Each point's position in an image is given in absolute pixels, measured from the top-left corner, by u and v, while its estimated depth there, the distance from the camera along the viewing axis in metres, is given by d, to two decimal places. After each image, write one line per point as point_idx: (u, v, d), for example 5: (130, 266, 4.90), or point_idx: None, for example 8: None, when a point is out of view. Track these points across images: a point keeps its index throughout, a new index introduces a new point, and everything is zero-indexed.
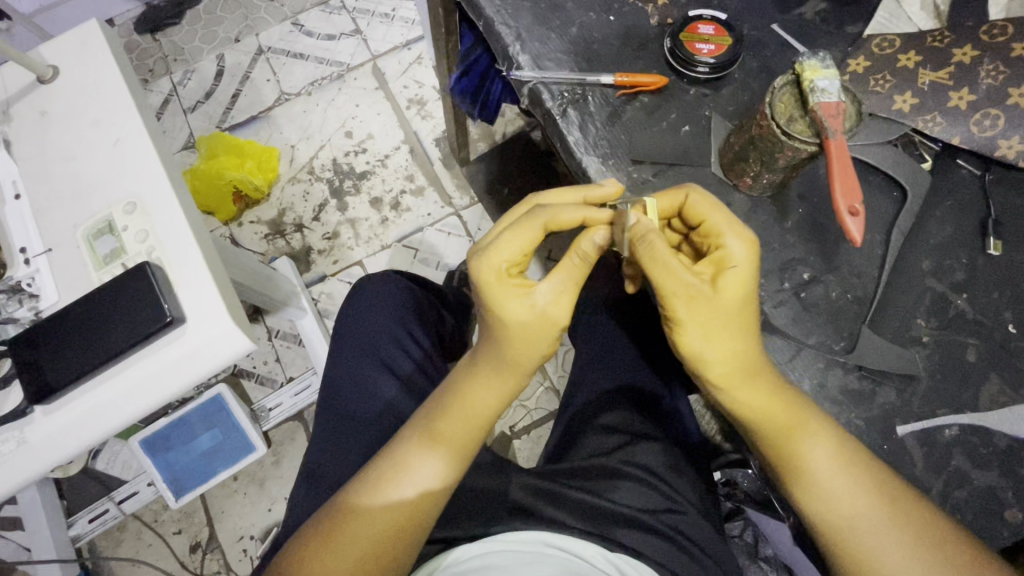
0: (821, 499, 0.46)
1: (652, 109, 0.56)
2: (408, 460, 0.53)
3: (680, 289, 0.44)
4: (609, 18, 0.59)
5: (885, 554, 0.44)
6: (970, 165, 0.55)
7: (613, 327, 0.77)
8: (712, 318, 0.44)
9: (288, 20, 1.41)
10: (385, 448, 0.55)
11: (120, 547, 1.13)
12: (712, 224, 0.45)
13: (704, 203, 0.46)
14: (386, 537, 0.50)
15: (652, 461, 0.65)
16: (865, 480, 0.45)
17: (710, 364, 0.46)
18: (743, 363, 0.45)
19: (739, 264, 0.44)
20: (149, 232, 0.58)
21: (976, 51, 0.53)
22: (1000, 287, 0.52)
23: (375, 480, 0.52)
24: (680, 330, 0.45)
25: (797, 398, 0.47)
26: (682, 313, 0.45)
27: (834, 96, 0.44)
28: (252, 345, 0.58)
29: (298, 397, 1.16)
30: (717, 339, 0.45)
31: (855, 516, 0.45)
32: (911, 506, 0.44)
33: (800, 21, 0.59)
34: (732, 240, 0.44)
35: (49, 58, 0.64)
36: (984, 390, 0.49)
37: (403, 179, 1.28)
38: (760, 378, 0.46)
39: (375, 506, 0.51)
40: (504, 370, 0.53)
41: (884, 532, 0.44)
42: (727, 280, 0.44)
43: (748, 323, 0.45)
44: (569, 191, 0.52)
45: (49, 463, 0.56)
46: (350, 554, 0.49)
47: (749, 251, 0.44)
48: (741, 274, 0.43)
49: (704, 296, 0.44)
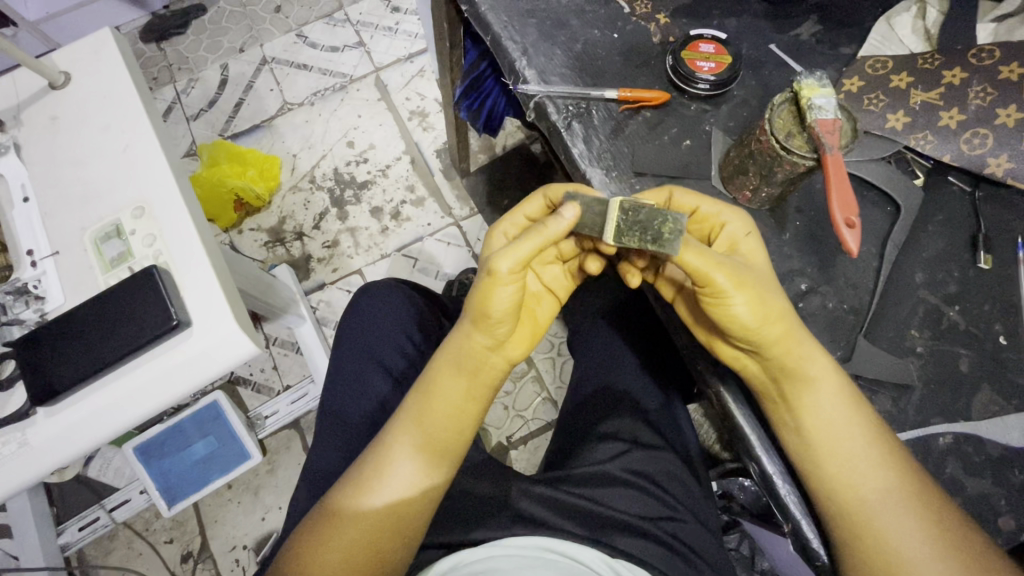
0: (835, 483, 0.47)
1: (654, 124, 0.58)
2: (394, 452, 0.53)
3: (716, 261, 0.45)
4: (613, 36, 0.61)
5: (900, 538, 0.45)
6: (960, 181, 0.57)
7: (612, 336, 0.79)
8: (752, 287, 0.45)
9: (292, 31, 1.43)
10: (378, 435, 0.55)
11: (110, 556, 1.11)
12: (705, 211, 0.50)
13: (692, 196, 0.50)
14: (383, 532, 0.51)
15: (655, 469, 0.66)
16: (879, 462, 0.46)
17: (760, 332, 0.45)
18: (778, 320, 0.46)
19: (747, 232, 0.49)
20: (156, 236, 0.59)
21: (964, 73, 0.56)
22: (990, 300, 0.53)
23: (372, 470, 0.52)
24: (725, 301, 0.45)
25: (818, 361, 0.48)
26: (725, 281, 0.45)
27: (831, 114, 0.46)
28: (256, 349, 0.58)
29: (294, 405, 1.15)
30: (761, 304, 0.45)
31: (878, 497, 0.46)
32: (923, 491, 0.46)
33: (797, 43, 0.61)
34: (732, 216, 0.50)
35: (61, 63, 0.65)
36: (976, 400, 0.50)
37: (404, 189, 1.29)
38: (792, 331, 0.47)
39: (374, 505, 0.51)
40: (474, 363, 0.54)
41: (900, 513, 0.46)
42: (744, 248, 0.49)
43: (774, 290, 0.47)
44: (536, 201, 0.57)
45: (52, 465, 0.56)
46: (361, 537, 0.50)
47: (746, 221, 0.50)
48: (755, 240, 0.49)
49: (736, 267, 0.46)
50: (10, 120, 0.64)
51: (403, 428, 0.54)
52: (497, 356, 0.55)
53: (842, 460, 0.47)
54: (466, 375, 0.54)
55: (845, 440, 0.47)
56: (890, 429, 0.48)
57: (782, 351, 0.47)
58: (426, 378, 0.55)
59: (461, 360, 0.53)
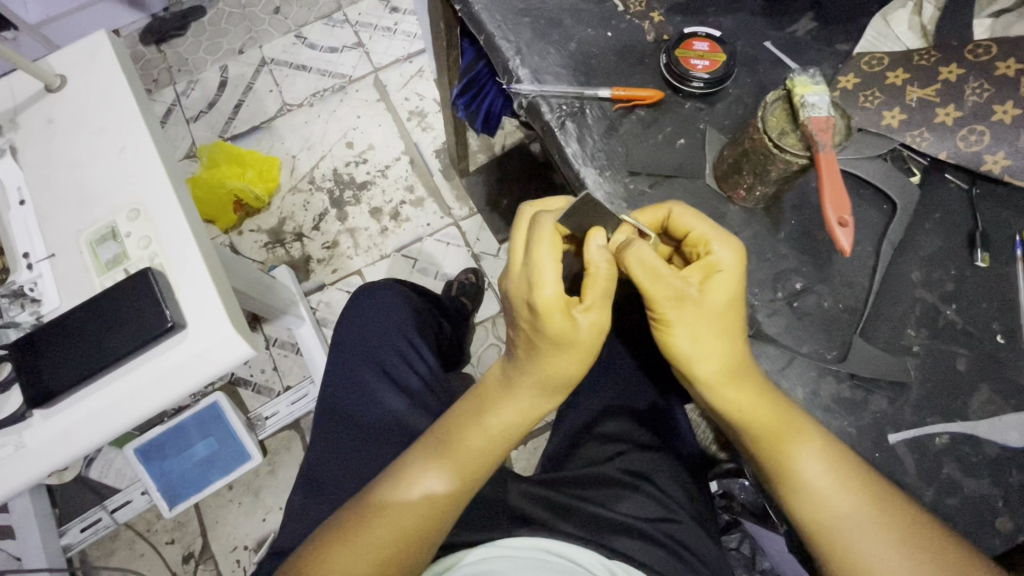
0: (799, 500, 0.47)
1: (648, 123, 0.57)
2: (435, 467, 0.52)
3: (668, 292, 0.45)
4: (607, 34, 0.60)
5: (868, 553, 0.45)
6: (958, 179, 0.56)
7: (609, 336, 0.79)
8: (701, 320, 0.46)
9: (291, 33, 1.43)
10: (414, 448, 0.55)
11: (112, 556, 1.12)
12: (698, 234, 0.47)
13: (688, 216, 0.47)
14: (404, 546, 0.50)
15: (648, 471, 0.66)
16: (844, 485, 0.45)
17: (692, 364, 0.47)
18: (730, 365, 0.46)
19: (727, 269, 0.45)
20: (152, 238, 0.59)
21: (961, 70, 0.55)
22: (988, 298, 0.53)
23: (402, 480, 0.52)
24: (668, 331, 0.47)
25: (779, 404, 0.47)
26: (666, 311, 0.46)
27: (824, 112, 0.45)
28: (252, 351, 0.58)
29: (294, 406, 1.16)
30: (703, 340, 0.46)
31: (844, 517, 0.45)
32: (896, 506, 0.45)
33: (792, 39, 0.61)
34: (720, 247, 0.45)
35: (56, 67, 0.65)
36: (974, 399, 0.50)
37: (403, 189, 1.29)
38: (749, 381, 0.47)
39: (407, 514, 0.51)
40: (541, 397, 0.53)
41: (863, 530, 0.45)
42: (714, 286, 0.45)
43: (732, 326, 0.46)
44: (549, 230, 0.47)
45: (48, 467, 0.56)
46: (376, 547, 0.49)
47: (738, 258, 0.45)
48: (729, 278, 0.45)
49: (689, 299, 0.45)
50: (7, 123, 0.64)
51: (445, 445, 0.53)
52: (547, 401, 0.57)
53: (804, 482, 0.46)
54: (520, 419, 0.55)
55: (806, 470, 0.46)
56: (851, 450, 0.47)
57: (754, 396, 0.47)
58: (483, 400, 0.54)
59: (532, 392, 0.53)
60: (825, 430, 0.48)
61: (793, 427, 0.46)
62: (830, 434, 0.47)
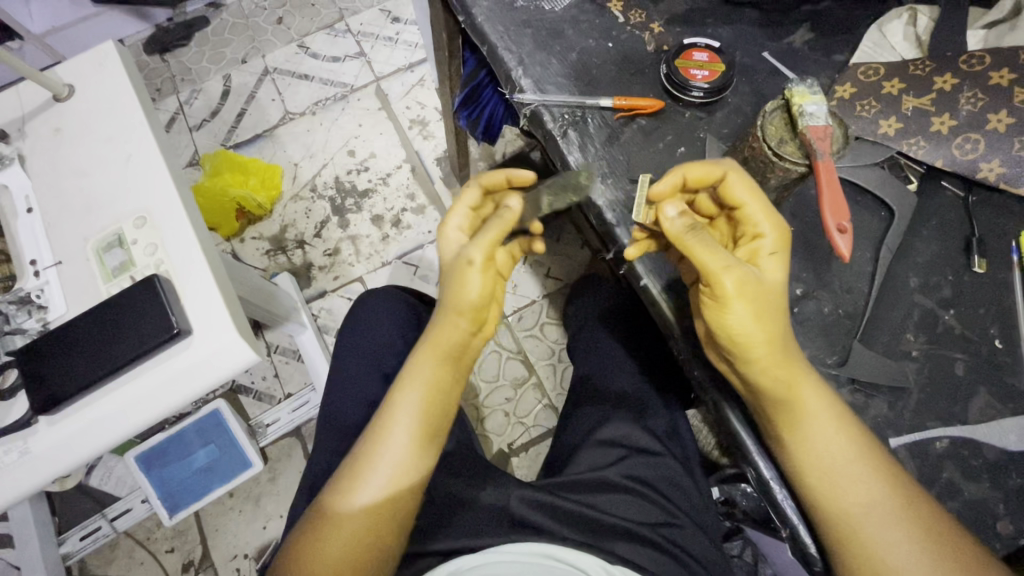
0: (824, 491, 0.47)
1: (649, 131, 0.58)
2: (379, 447, 0.53)
3: (725, 263, 0.45)
4: (608, 44, 0.61)
5: (892, 549, 0.45)
6: (954, 187, 0.57)
7: (610, 343, 0.80)
8: (753, 297, 0.45)
9: (294, 42, 1.44)
10: (367, 428, 0.55)
11: (111, 565, 1.11)
12: (748, 212, 0.48)
13: (744, 186, 0.48)
14: (375, 527, 0.52)
15: (653, 476, 0.66)
16: (869, 473, 0.46)
17: (749, 347, 0.45)
18: (775, 341, 0.46)
19: (774, 251, 0.48)
20: (157, 246, 0.60)
21: (956, 79, 0.56)
22: (986, 304, 0.53)
23: (359, 465, 0.53)
24: (725, 308, 0.45)
25: (813, 387, 0.47)
26: (731, 287, 0.45)
27: (822, 120, 0.46)
28: (256, 357, 0.59)
29: (295, 413, 1.16)
30: (761, 318, 0.45)
31: (862, 511, 0.46)
32: (912, 501, 0.46)
33: (790, 49, 0.62)
34: (767, 227, 0.48)
35: (64, 77, 0.66)
36: (973, 403, 0.50)
37: (404, 197, 1.30)
38: (788, 359, 0.47)
39: (361, 499, 0.52)
40: (452, 328, 0.54)
41: (886, 522, 0.46)
42: (764, 265, 0.47)
43: (779, 306, 0.46)
44: (473, 189, 0.59)
45: (52, 473, 0.56)
46: (353, 537, 0.51)
47: (780, 239, 0.48)
48: (778, 260, 0.48)
49: (750, 276, 0.45)
50: (15, 132, 0.65)
51: (388, 419, 0.53)
52: (477, 339, 0.57)
53: (831, 473, 0.47)
54: (453, 365, 0.55)
55: (837, 455, 0.47)
56: (876, 444, 0.48)
57: (780, 368, 0.46)
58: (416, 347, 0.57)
59: (446, 347, 0.54)
60: (859, 421, 0.49)
61: (822, 414, 0.47)
62: (859, 425, 0.48)
